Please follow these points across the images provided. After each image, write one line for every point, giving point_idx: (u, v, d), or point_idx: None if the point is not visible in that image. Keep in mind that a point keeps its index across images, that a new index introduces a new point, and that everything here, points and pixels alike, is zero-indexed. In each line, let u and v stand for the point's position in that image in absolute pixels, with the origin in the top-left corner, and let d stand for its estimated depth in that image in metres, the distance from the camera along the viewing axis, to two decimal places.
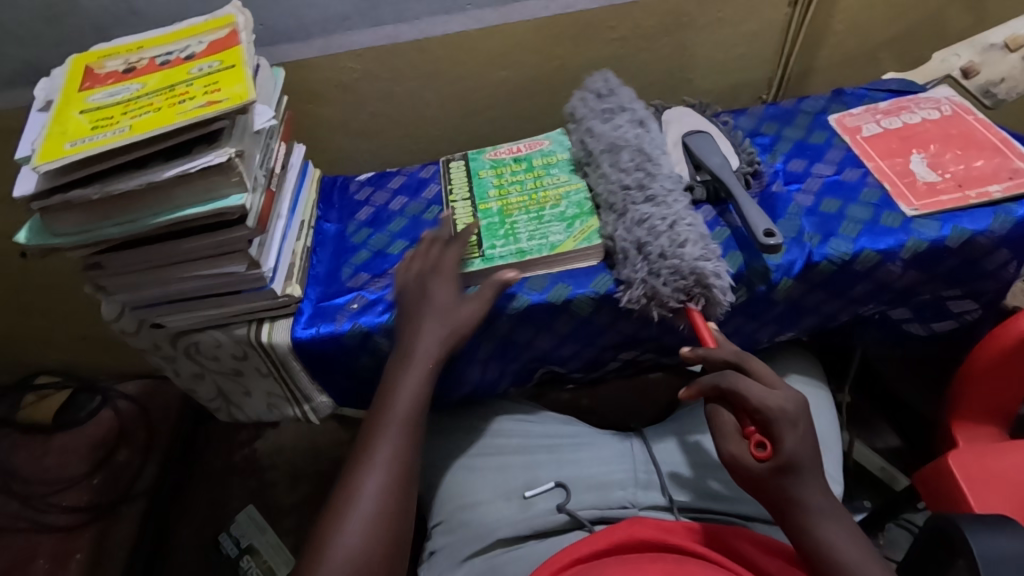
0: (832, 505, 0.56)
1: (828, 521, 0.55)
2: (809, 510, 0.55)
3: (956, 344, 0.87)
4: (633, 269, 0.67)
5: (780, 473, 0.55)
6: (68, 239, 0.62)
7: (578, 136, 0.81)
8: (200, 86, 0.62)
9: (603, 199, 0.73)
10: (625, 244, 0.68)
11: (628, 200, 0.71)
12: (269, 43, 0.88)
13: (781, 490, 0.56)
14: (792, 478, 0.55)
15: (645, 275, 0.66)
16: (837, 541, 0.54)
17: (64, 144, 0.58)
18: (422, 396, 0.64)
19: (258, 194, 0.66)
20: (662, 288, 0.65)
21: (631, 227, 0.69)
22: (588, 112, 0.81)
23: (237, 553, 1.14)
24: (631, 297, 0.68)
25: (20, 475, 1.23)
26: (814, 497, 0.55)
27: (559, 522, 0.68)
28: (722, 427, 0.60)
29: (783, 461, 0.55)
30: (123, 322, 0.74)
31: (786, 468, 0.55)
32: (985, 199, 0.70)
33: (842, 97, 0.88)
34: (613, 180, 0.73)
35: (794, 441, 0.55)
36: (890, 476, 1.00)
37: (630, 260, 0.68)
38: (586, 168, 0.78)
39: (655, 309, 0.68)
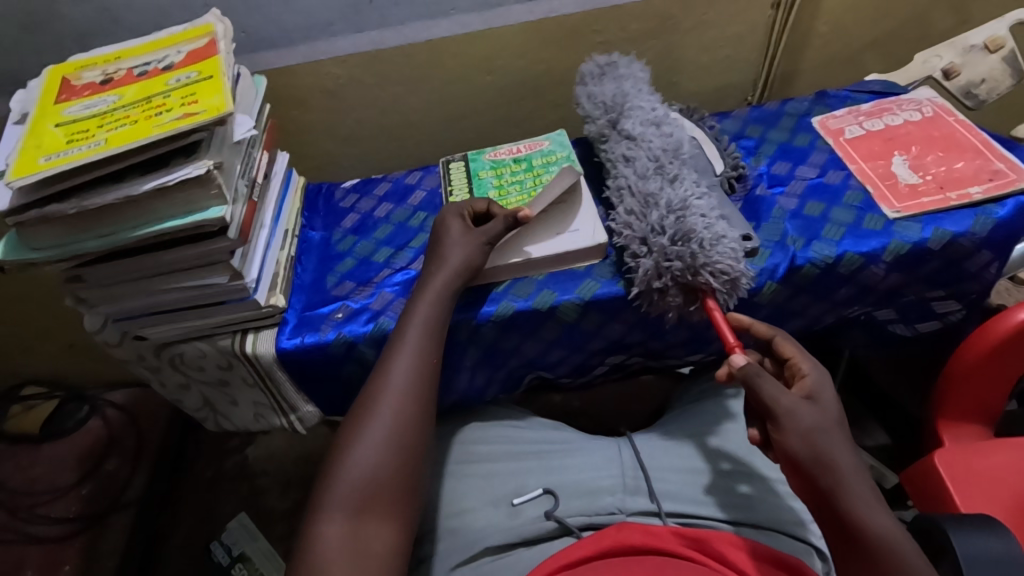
0: (873, 495, 0.54)
1: (871, 502, 0.53)
2: (851, 491, 0.53)
3: (940, 344, 0.87)
4: (696, 226, 0.65)
5: (822, 438, 0.55)
6: (46, 253, 0.61)
7: (622, 89, 0.81)
8: (177, 98, 0.61)
9: (652, 159, 0.74)
10: (688, 202, 0.68)
11: (680, 173, 0.72)
12: (250, 50, 0.87)
13: (823, 459, 0.54)
14: (834, 446, 0.55)
15: (707, 236, 0.65)
16: (870, 521, 0.52)
17: (39, 158, 0.57)
18: (424, 373, 0.63)
19: (239, 205, 0.66)
20: (722, 254, 0.64)
21: (687, 194, 0.69)
22: (639, 82, 0.82)
23: (228, 561, 1.10)
24: (676, 253, 0.65)
25: (7, 486, 1.22)
26: (856, 473, 0.54)
27: (547, 529, 0.68)
28: (768, 389, 0.57)
29: (825, 422, 0.55)
30: (106, 333, 0.74)
31: (828, 430, 0.55)
32: (967, 200, 0.70)
33: (825, 99, 0.89)
34: (667, 150, 0.74)
35: (830, 406, 0.57)
36: (879, 473, 0.99)
37: (688, 217, 0.67)
38: (624, 119, 0.78)
39: (702, 271, 0.64)
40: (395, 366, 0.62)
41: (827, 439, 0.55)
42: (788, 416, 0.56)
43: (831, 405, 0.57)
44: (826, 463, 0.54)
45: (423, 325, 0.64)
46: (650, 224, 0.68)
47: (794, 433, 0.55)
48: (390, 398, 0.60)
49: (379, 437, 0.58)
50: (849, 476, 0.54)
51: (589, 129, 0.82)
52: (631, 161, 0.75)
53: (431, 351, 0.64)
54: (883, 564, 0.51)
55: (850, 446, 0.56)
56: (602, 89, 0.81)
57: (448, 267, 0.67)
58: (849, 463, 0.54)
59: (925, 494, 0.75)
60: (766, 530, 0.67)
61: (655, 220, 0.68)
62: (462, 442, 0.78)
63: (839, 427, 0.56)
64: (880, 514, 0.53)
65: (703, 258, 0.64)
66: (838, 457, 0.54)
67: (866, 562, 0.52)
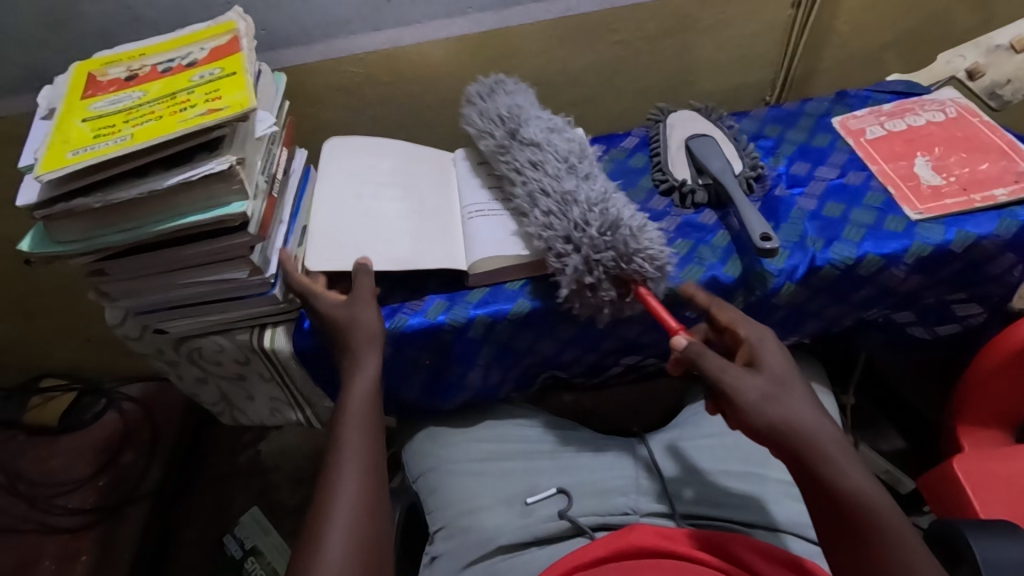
0: (841, 450, 0.52)
1: (837, 457, 0.52)
2: (814, 451, 0.52)
3: (960, 348, 0.86)
4: (622, 214, 0.66)
5: (771, 403, 0.54)
6: (71, 247, 0.62)
7: (514, 103, 0.77)
8: (201, 94, 0.62)
9: (562, 162, 0.71)
10: (607, 196, 0.68)
11: (589, 172, 0.71)
12: (270, 47, 0.88)
13: (780, 425, 0.53)
14: (786, 407, 0.53)
15: (634, 225, 0.65)
16: (840, 475, 0.51)
17: (67, 153, 0.58)
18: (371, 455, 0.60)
19: (260, 200, 0.66)
20: (649, 242, 0.65)
21: (603, 190, 0.69)
22: (526, 94, 0.80)
23: (241, 554, 1.14)
24: (609, 244, 0.64)
25: (24, 477, 1.24)
26: (818, 432, 0.52)
27: (560, 529, 0.68)
28: (715, 365, 0.56)
29: (772, 386, 0.55)
30: (126, 327, 0.75)
31: (777, 393, 0.54)
32: (991, 202, 0.69)
33: (845, 100, 0.88)
34: (571, 153, 0.73)
35: (774, 364, 0.57)
36: (894, 479, 0.98)
37: (610, 210, 0.66)
38: (525, 126, 0.74)
39: (636, 257, 0.64)
40: (342, 462, 0.59)
41: (779, 405, 0.54)
42: (736, 389, 0.55)
43: (778, 368, 0.56)
44: (784, 428, 0.53)
45: (360, 404, 0.63)
46: (571, 220, 0.66)
47: (744, 405, 0.54)
48: (347, 490, 0.57)
49: (344, 533, 0.54)
50: (811, 438, 0.52)
51: (484, 144, 0.76)
52: (541, 160, 0.71)
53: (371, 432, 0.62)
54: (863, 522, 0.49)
55: (805, 401, 0.54)
56: (490, 104, 0.77)
57: (369, 330, 0.65)
58: (807, 423, 0.53)
59: (944, 499, 0.75)
60: (778, 530, 0.67)
61: (580, 215, 0.66)
62: (477, 440, 0.79)
63: (791, 388, 0.55)
64: (850, 470, 0.51)
65: (633, 246, 0.64)
66: (796, 421, 0.53)
67: (848, 523, 0.50)
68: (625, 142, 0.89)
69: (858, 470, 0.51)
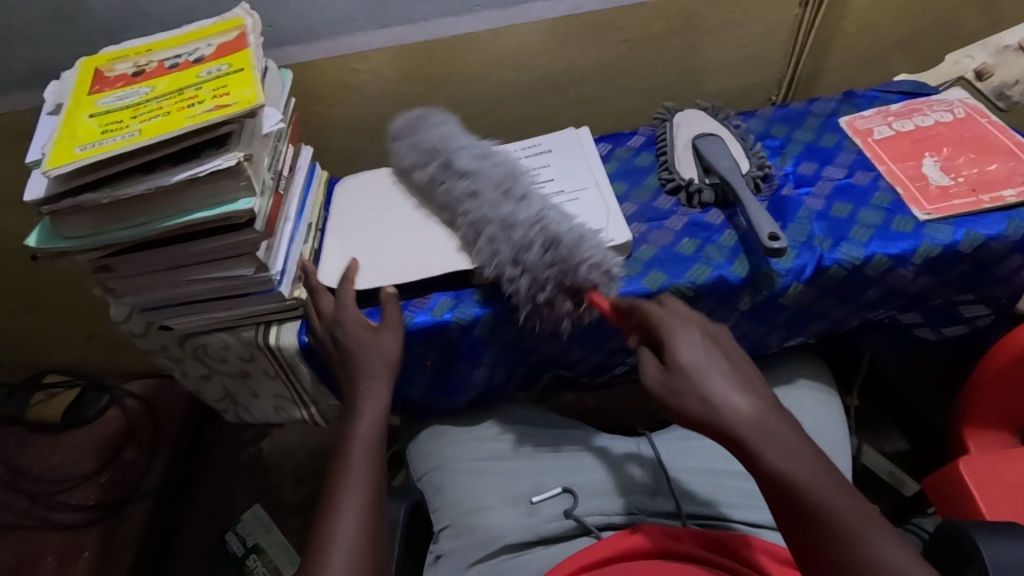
0: (767, 428, 0.51)
1: (765, 436, 0.51)
2: (743, 436, 0.51)
3: (967, 350, 0.86)
4: (560, 228, 0.65)
5: (693, 394, 0.53)
6: (78, 243, 0.62)
7: (438, 134, 0.76)
8: (208, 90, 0.62)
9: (495, 186, 0.70)
10: (543, 213, 0.67)
11: (522, 191, 0.70)
12: (276, 44, 0.87)
13: (702, 414, 0.52)
14: (708, 394, 0.53)
15: (575, 237, 0.64)
16: (771, 454, 0.50)
17: (75, 148, 0.58)
18: (374, 479, 0.61)
19: (266, 197, 0.66)
20: (590, 251, 0.63)
21: (541, 209, 0.68)
22: (449, 122, 0.79)
23: (243, 552, 1.14)
24: (554, 260, 0.63)
25: (28, 473, 1.24)
26: (740, 415, 0.52)
27: (567, 528, 0.68)
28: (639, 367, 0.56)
29: (693, 374, 0.54)
30: (131, 323, 0.75)
31: (698, 381, 0.53)
32: (999, 203, 0.69)
33: (852, 100, 0.87)
34: (501, 176, 0.71)
35: (692, 349, 0.55)
36: (898, 480, 0.99)
37: (550, 227, 0.65)
38: (455, 156, 0.73)
39: (579, 267, 0.63)
40: (346, 486, 0.59)
41: (697, 392, 0.53)
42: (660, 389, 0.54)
43: (693, 355, 0.55)
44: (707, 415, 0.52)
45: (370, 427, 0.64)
46: (513, 244, 0.65)
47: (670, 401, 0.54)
48: (349, 514, 0.57)
49: (343, 559, 0.54)
50: (732, 422, 0.52)
51: (419, 176, 0.77)
52: (477, 185, 0.71)
53: (375, 456, 0.62)
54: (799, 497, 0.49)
55: (731, 384, 0.53)
56: (422, 137, 0.77)
57: (386, 357, 0.66)
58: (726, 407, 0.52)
59: (948, 499, 0.75)
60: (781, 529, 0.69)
61: (521, 237, 0.65)
62: (482, 438, 0.79)
63: (709, 374, 0.54)
64: (775, 449, 0.50)
65: (573, 260, 0.63)
66: (716, 407, 0.52)
67: (785, 500, 0.50)
68: (631, 141, 0.89)
69: (789, 445, 0.51)
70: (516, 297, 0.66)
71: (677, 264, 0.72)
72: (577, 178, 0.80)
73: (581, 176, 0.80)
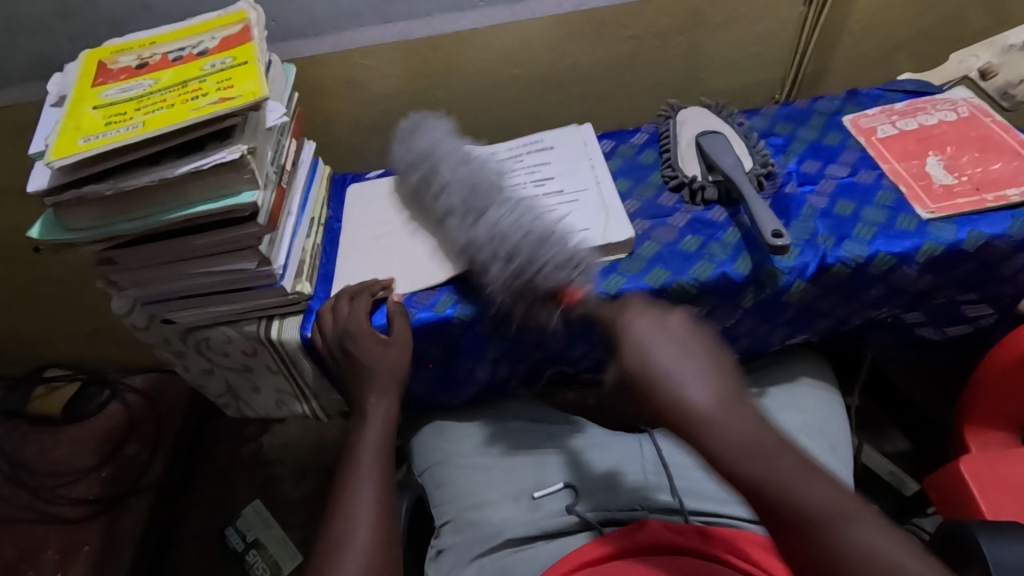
0: (723, 414, 0.45)
1: (722, 431, 0.44)
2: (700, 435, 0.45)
3: (970, 349, 0.86)
4: (535, 227, 0.64)
5: (650, 392, 0.48)
6: (81, 235, 0.62)
7: (434, 139, 0.76)
8: (213, 83, 0.62)
9: (465, 197, 0.70)
10: (519, 213, 0.66)
11: (494, 195, 0.69)
12: (280, 39, 0.87)
13: (661, 413, 0.47)
14: (661, 393, 0.47)
15: (549, 233, 0.64)
16: (723, 452, 0.44)
17: (79, 140, 0.58)
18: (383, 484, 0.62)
19: (270, 191, 0.66)
20: (553, 251, 0.62)
21: (511, 211, 0.67)
22: (435, 123, 0.78)
23: (242, 547, 1.16)
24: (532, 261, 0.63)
25: (28, 467, 1.24)
26: (695, 412, 0.45)
27: (568, 524, 0.67)
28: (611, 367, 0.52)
29: (648, 373, 0.48)
30: (134, 317, 0.75)
31: (650, 379, 0.48)
32: (1004, 202, 0.69)
33: (857, 98, 0.87)
34: (473, 181, 0.71)
35: (641, 350, 0.49)
36: (899, 480, 0.98)
37: (512, 230, 0.65)
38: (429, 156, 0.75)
39: (559, 258, 0.62)
40: (356, 489, 0.61)
41: (651, 395, 0.47)
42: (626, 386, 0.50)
43: (646, 355, 0.49)
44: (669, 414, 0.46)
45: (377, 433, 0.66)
46: (484, 247, 0.66)
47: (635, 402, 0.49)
48: (362, 519, 0.58)
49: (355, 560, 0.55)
50: (690, 422, 0.45)
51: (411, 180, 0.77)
52: (458, 188, 0.71)
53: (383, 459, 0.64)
54: (772, 497, 0.43)
55: (689, 376, 0.47)
56: (426, 132, 0.77)
57: (396, 372, 0.67)
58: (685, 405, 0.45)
59: (949, 500, 0.75)
60: None
61: (493, 238, 0.65)
62: (484, 432, 0.79)
63: (662, 372, 0.48)
64: (739, 448, 0.44)
65: (536, 262, 0.62)
66: (669, 408, 0.46)
67: (758, 503, 0.44)
68: (634, 138, 0.89)
69: (752, 435, 0.44)
70: (494, 296, 0.66)
71: (680, 261, 0.72)
72: (576, 178, 0.80)
73: (582, 177, 0.80)
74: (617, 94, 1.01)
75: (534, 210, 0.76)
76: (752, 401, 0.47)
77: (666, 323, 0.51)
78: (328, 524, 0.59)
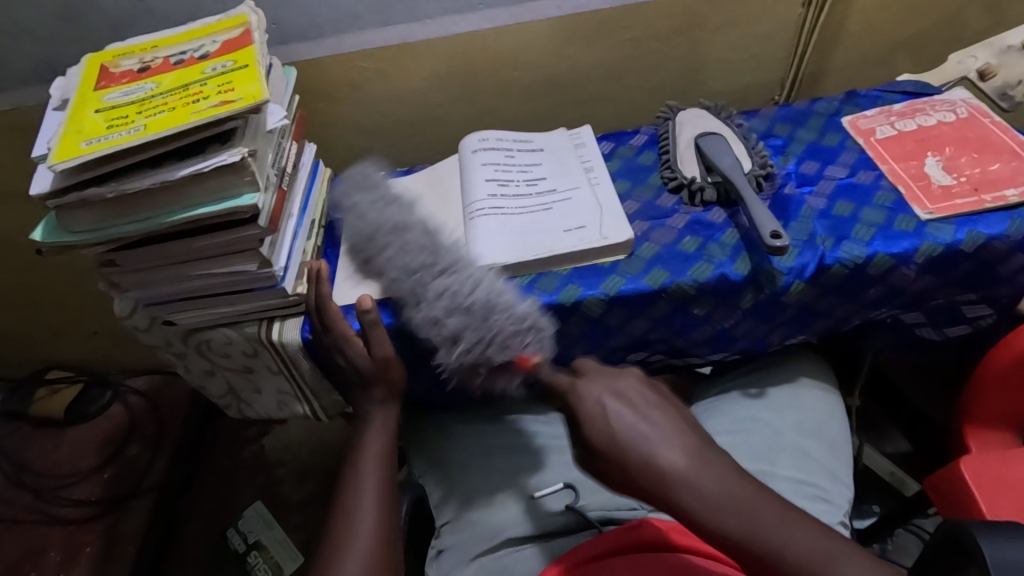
0: (695, 464, 0.46)
1: (698, 489, 0.45)
2: (676, 498, 0.46)
3: (969, 349, 0.86)
4: (455, 320, 0.62)
5: (617, 454, 0.47)
6: (83, 238, 0.62)
7: (364, 208, 0.74)
8: (214, 86, 0.62)
9: (409, 263, 0.67)
10: (454, 302, 0.63)
11: (421, 282, 0.66)
12: (281, 42, 0.88)
13: (636, 480, 0.47)
14: (629, 451, 0.47)
15: (473, 322, 0.61)
16: (701, 509, 0.45)
17: (81, 143, 0.58)
18: (383, 483, 0.63)
19: (270, 193, 0.66)
20: (503, 319, 0.61)
21: (445, 295, 0.63)
22: (362, 184, 0.77)
23: (243, 549, 1.17)
24: (464, 353, 0.62)
25: (31, 468, 1.24)
26: (667, 475, 0.46)
27: (569, 522, 0.69)
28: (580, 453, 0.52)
29: (614, 435, 0.48)
30: (135, 318, 0.75)
31: (615, 447, 0.48)
32: (1002, 203, 0.69)
33: (855, 99, 0.87)
34: (408, 263, 0.67)
35: (600, 419, 0.49)
36: (899, 480, 0.99)
37: (462, 301, 0.63)
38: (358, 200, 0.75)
39: (490, 347, 0.61)
40: (357, 488, 0.61)
41: (621, 464, 0.47)
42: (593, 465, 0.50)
43: (609, 423, 0.49)
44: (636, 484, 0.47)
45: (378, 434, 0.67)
46: (435, 327, 0.63)
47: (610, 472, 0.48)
48: (362, 518, 0.59)
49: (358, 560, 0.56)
50: (661, 483, 0.46)
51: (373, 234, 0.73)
52: (399, 259, 0.68)
53: (383, 460, 0.65)
54: (757, 549, 0.44)
55: (648, 434, 0.48)
56: (360, 201, 0.74)
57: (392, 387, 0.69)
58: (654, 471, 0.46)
59: (949, 499, 0.75)
60: None
61: (438, 330, 0.63)
62: (483, 434, 0.79)
63: (624, 438, 0.48)
64: (711, 503, 0.45)
65: (489, 333, 0.61)
66: (640, 475, 0.46)
67: (747, 560, 0.45)
68: (633, 140, 0.89)
69: (725, 489, 0.46)
70: (448, 375, 0.65)
71: (679, 262, 0.72)
72: (571, 178, 0.81)
73: (576, 177, 0.81)
74: (617, 96, 1.02)
75: (531, 208, 0.76)
76: (711, 447, 0.48)
77: (625, 385, 0.52)
78: (329, 525, 0.60)
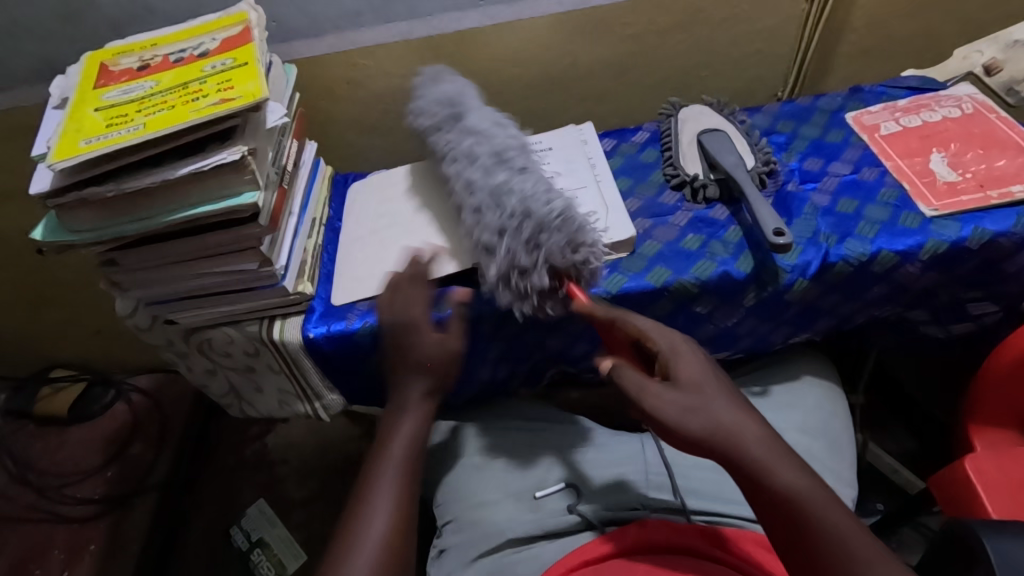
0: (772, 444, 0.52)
1: (774, 456, 0.51)
2: (746, 452, 0.51)
3: (975, 347, 0.85)
4: (538, 202, 0.62)
5: (692, 403, 0.53)
6: (83, 237, 0.62)
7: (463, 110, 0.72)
8: (213, 84, 0.62)
9: (495, 150, 0.67)
10: (538, 189, 0.63)
11: (504, 165, 0.66)
12: (281, 39, 0.87)
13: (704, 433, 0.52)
14: (709, 403, 0.53)
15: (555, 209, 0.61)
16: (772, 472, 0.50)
17: (80, 142, 0.58)
18: None
19: (270, 192, 0.66)
20: (579, 229, 0.61)
21: (529, 185, 0.64)
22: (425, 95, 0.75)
23: (247, 546, 1.16)
24: (531, 228, 0.60)
25: (35, 467, 1.25)
26: (741, 436, 0.52)
27: (569, 523, 0.68)
28: (635, 387, 0.54)
29: (698, 385, 0.54)
30: (136, 318, 0.75)
31: (693, 405, 0.53)
32: (1008, 199, 0.68)
33: (859, 95, 0.87)
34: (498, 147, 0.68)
35: (686, 370, 0.55)
36: (904, 478, 0.98)
37: (531, 200, 0.62)
38: (468, 114, 0.71)
39: (567, 243, 0.60)
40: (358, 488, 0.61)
41: (701, 414, 0.52)
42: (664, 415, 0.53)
43: (693, 375, 0.55)
44: (707, 438, 0.52)
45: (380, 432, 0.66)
46: (510, 204, 0.62)
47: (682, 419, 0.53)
48: None
49: None
50: (733, 438, 0.52)
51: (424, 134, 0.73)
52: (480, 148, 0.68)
53: None
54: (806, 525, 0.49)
55: (728, 398, 0.54)
56: (442, 98, 0.73)
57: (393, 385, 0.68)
58: (728, 429, 0.52)
59: (955, 499, 0.74)
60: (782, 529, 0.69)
61: (514, 199, 0.62)
62: (484, 432, 0.78)
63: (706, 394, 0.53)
64: (784, 469, 0.51)
65: (567, 230, 0.60)
66: (719, 432, 0.52)
67: (790, 530, 0.50)
68: (635, 137, 0.89)
69: (789, 467, 0.51)
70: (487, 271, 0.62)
71: (681, 260, 0.71)
72: (577, 176, 0.80)
73: (582, 175, 0.80)
74: (619, 93, 1.01)
75: None
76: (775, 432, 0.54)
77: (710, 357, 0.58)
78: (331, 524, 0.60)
